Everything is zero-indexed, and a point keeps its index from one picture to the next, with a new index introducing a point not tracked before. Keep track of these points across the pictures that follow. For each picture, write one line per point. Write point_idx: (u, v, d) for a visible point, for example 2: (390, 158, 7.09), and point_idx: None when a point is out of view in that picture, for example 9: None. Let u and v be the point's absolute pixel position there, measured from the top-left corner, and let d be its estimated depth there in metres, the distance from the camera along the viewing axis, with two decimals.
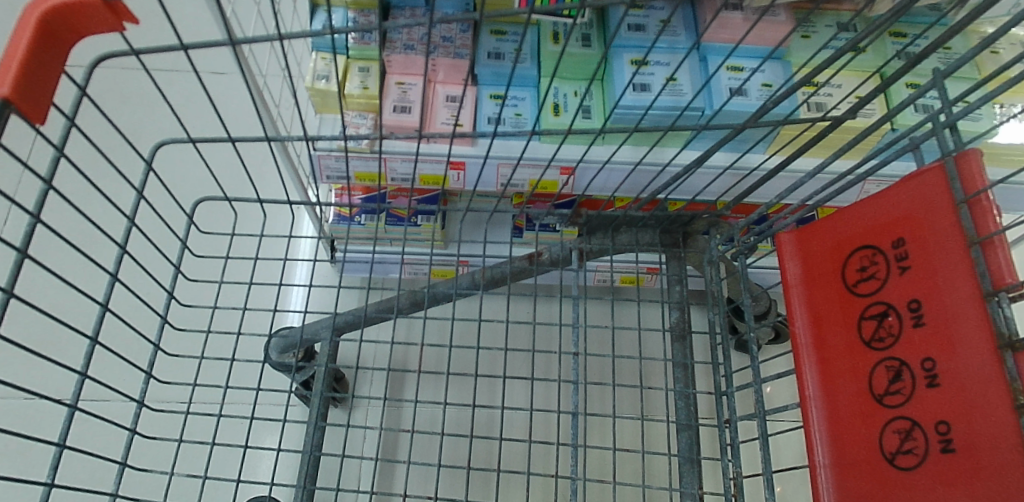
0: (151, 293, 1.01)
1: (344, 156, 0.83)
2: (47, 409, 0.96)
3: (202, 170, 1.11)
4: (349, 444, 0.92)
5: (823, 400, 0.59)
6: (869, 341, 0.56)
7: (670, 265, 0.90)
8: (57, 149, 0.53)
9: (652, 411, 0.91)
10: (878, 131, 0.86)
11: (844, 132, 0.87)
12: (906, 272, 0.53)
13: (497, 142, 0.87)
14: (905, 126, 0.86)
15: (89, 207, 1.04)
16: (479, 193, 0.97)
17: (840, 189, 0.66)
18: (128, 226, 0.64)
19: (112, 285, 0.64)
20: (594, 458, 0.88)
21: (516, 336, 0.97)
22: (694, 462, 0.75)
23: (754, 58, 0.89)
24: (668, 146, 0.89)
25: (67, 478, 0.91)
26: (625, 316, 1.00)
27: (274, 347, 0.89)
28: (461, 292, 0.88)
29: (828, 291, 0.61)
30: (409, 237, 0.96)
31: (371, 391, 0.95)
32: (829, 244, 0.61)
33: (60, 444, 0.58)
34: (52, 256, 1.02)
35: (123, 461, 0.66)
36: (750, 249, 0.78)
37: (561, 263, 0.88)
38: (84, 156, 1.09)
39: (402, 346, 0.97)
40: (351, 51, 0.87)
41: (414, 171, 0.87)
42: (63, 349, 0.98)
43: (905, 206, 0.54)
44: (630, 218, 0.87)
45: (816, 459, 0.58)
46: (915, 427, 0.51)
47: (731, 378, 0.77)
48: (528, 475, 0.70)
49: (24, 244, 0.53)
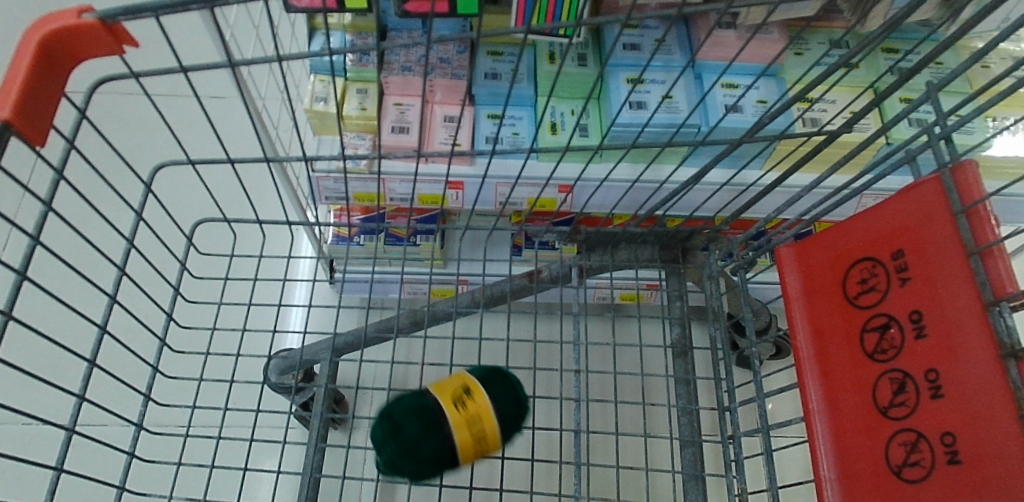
0: (149, 315, 1.01)
1: (345, 177, 0.84)
2: (45, 432, 0.95)
3: (201, 193, 1.11)
4: (349, 465, 0.91)
5: (827, 413, 0.58)
6: (872, 352, 0.56)
7: (669, 280, 0.89)
8: (57, 172, 0.53)
9: (655, 428, 0.90)
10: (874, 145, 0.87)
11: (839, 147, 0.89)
12: (907, 283, 0.53)
13: (495, 161, 0.87)
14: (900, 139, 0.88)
15: (89, 229, 1.04)
16: (478, 212, 0.97)
17: (835, 204, 0.66)
18: (128, 247, 0.64)
19: (111, 307, 0.63)
20: (597, 476, 0.88)
21: (517, 355, 0.96)
22: (698, 479, 0.74)
23: (748, 75, 0.90)
24: (666, 163, 0.90)
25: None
26: (626, 333, 0.99)
27: (273, 368, 0.88)
28: (462, 311, 0.87)
29: (829, 304, 0.61)
30: (408, 257, 0.95)
31: (372, 411, 0.94)
32: (829, 256, 0.61)
33: (57, 468, 0.56)
34: (50, 278, 1.02)
35: (122, 485, 0.64)
36: (750, 263, 0.78)
37: (560, 281, 0.88)
38: (84, 179, 1.09)
39: (402, 365, 0.96)
40: (349, 73, 0.88)
41: (413, 191, 0.87)
42: (61, 371, 0.98)
43: (903, 218, 0.55)
44: (629, 234, 0.87)
45: (822, 472, 0.57)
46: (921, 439, 0.50)
47: (733, 393, 0.76)
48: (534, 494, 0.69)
49: (24, 267, 0.53)
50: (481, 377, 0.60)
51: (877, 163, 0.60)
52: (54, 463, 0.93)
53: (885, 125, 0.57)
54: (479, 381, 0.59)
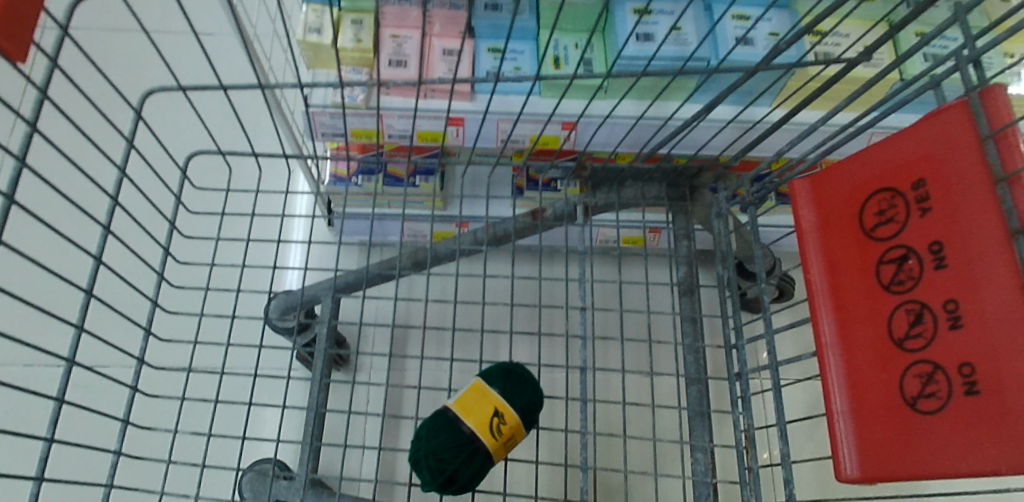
0: (144, 247, 0.93)
1: (341, 114, 0.80)
2: (42, 361, 0.91)
3: (194, 123, 1.04)
4: (354, 401, 0.89)
5: (839, 347, 0.57)
6: (888, 285, 0.54)
7: (676, 220, 0.87)
8: (40, 90, 0.50)
9: (661, 366, 0.89)
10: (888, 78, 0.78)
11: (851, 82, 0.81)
12: (928, 213, 0.52)
13: (497, 96, 0.83)
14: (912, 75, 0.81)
15: (82, 156, 0.99)
16: (479, 152, 0.92)
17: (843, 140, 0.64)
18: (120, 177, 0.60)
19: (106, 238, 0.59)
20: (604, 413, 0.85)
21: (522, 292, 0.93)
22: (704, 415, 0.74)
23: (758, 6, 0.86)
24: (670, 98, 0.82)
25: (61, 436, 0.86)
26: (632, 274, 0.97)
27: (276, 306, 0.86)
28: (465, 250, 0.86)
29: (845, 237, 0.59)
30: (409, 198, 0.92)
31: (375, 347, 0.91)
32: (845, 189, 0.59)
33: (60, 397, 0.53)
34: (43, 206, 0.98)
35: (126, 418, 0.63)
36: (759, 201, 0.75)
37: (566, 219, 0.86)
38: (73, 103, 1.03)
39: (404, 302, 0.93)
40: (344, 3, 0.83)
41: (412, 128, 0.83)
42: (58, 302, 0.94)
43: (925, 146, 0.52)
44: (636, 170, 0.85)
45: (833, 406, 0.56)
46: (938, 370, 0.49)
47: (741, 330, 0.75)
48: (537, 463, 0.68)
49: (11, 189, 0.50)
50: (500, 389, 0.63)
51: (890, 97, 0.58)
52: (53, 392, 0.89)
53: (900, 56, 0.55)
54: (498, 393, 0.63)
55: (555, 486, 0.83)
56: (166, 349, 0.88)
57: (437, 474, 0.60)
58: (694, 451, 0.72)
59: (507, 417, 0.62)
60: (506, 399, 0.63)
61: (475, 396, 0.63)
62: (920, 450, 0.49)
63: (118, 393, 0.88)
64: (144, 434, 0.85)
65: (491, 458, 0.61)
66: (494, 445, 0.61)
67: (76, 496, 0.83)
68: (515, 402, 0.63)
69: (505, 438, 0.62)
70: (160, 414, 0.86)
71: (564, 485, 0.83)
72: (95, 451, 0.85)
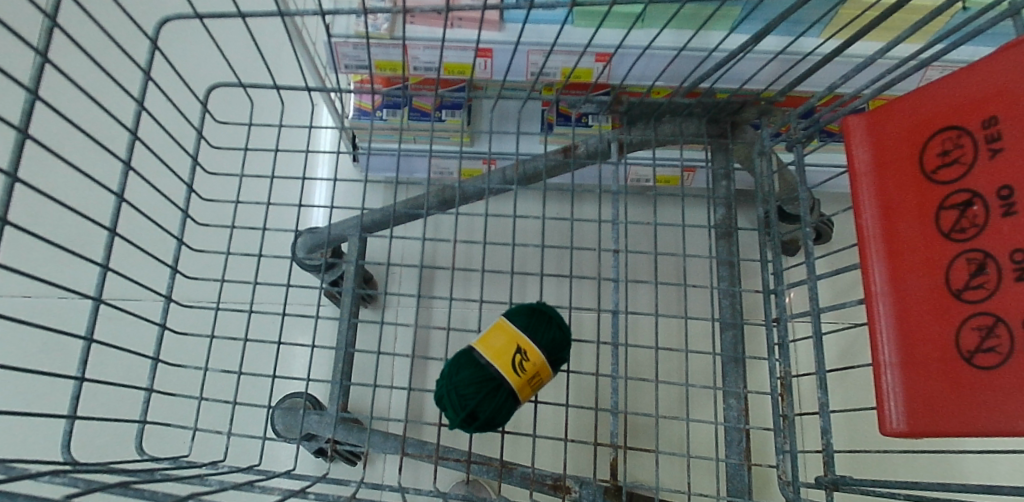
0: (168, 185, 0.92)
1: (364, 43, 0.74)
2: (69, 301, 0.93)
3: (213, 56, 1.01)
4: (383, 342, 0.90)
5: (891, 296, 0.53)
6: (948, 231, 0.50)
7: (715, 157, 0.82)
8: (48, 16, 0.48)
9: (695, 310, 0.88)
10: (944, 15, 0.66)
11: (909, 12, 0.69)
12: (999, 155, 0.47)
13: (529, 25, 0.76)
14: (982, 4, 0.66)
15: (100, 93, 0.98)
16: (510, 84, 0.86)
17: (902, 74, 0.57)
18: (138, 111, 0.58)
19: (126, 174, 0.57)
20: (637, 357, 0.86)
21: (552, 233, 0.92)
22: (739, 362, 0.72)
23: None
24: (716, 28, 0.75)
25: (93, 374, 0.88)
26: (666, 214, 0.95)
27: (302, 244, 0.85)
28: (494, 189, 0.82)
29: (902, 179, 0.53)
30: (436, 133, 0.88)
31: (402, 288, 0.92)
32: (904, 126, 0.53)
33: (87, 337, 0.53)
34: (63, 143, 0.97)
35: (156, 356, 0.61)
36: (807, 138, 0.68)
37: (599, 157, 0.82)
38: (88, 36, 1.01)
39: (432, 243, 0.92)
40: None
41: (439, 60, 0.77)
42: (82, 242, 0.94)
43: (1002, 80, 0.47)
44: (675, 105, 0.79)
45: (880, 357, 0.53)
46: (999, 323, 0.46)
47: (781, 275, 0.71)
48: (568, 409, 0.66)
49: (24, 124, 0.49)
50: (524, 326, 0.62)
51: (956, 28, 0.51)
52: (82, 332, 0.92)
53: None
54: (521, 330, 0.61)
55: (584, 428, 0.84)
56: (191, 287, 0.88)
57: (459, 410, 0.60)
58: (727, 397, 0.71)
59: (531, 356, 0.60)
60: (530, 337, 0.61)
61: (498, 335, 0.61)
62: (975, 405, 0.47)
63: (147, 331, 0.90)
64: (175, 372, 0.87)
65: (516, 397, 0.60)
66: (517, 383, 0.60)
67: (114, 429, 0.86)
68: (538, 340, 0.61)
69: (529, 376, 0.61)
70: (190, 352, 0.88)
71: (592, 427, 0.84)
72: (129, 389, 0.87)
